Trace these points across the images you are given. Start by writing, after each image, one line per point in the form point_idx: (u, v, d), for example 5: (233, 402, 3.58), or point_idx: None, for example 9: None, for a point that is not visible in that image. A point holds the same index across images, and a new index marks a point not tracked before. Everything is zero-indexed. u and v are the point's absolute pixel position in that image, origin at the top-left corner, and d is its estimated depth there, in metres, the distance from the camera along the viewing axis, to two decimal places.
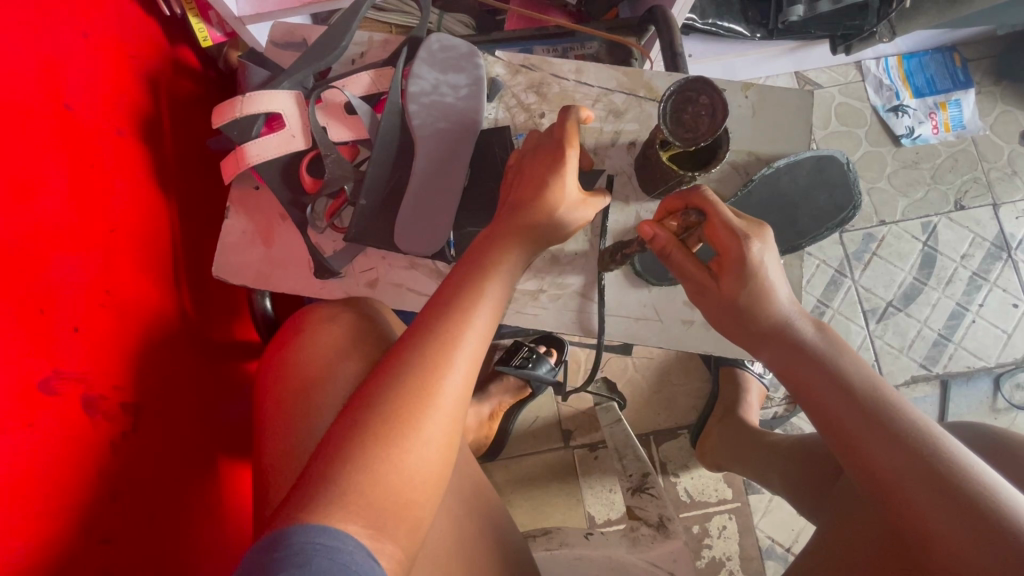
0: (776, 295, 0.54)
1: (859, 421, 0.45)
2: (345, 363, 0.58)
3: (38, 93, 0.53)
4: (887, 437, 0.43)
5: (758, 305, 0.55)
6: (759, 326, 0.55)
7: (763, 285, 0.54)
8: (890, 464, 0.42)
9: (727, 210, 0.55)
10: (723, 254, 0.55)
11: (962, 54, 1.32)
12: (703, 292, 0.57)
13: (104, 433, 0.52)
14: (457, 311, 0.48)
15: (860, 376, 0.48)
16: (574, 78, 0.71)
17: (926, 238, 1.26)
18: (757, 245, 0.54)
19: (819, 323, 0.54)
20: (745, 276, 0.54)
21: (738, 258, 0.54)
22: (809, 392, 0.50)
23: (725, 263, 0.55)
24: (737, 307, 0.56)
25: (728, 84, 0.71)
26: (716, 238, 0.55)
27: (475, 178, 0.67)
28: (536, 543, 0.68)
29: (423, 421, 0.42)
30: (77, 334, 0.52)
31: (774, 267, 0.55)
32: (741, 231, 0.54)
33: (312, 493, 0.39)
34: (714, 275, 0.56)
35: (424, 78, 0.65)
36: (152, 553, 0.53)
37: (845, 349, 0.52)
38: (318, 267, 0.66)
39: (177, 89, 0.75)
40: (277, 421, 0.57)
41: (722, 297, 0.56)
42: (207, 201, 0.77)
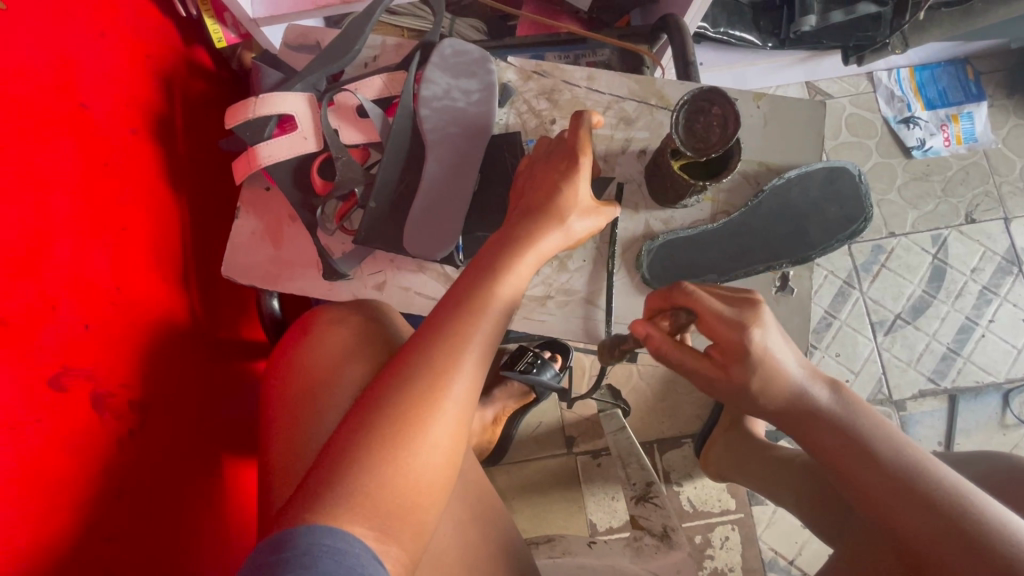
0: (785, 366, 0.51)
1: (940, 542, 0.41)
2: (353, 363, 0.58)
3: (51, 91, 0.53)
4: (981, 567, 0.38)
5: (770, 384, 0.51)
6: (774, 402, 0.51)
7: (771, 363, 0.50)
8: (912, 522, 0.42)
9: (714, 300, 0.52)
10: (723, 345, 0.51)
11: (975, 67, 1.31)
12: (714, 384, 0.54)
13: (111, 431, 0.52)
14: (467, 314, 0.48)
15: (885, 439, 0.47)
16: (586, 85, 0.71)
17: (936, 251, 1.25)
18: (758, 332, 0.50)
19: (832, 382, 0.51)
20: (750, 365, 0.50)
21: (739, 347, 0.50)
22: (867, 497, 0.45)
23: (726, 352, 0.51)
24: (747, 393, 0.52)
25: (740, 93, 0.71)
26: (713, 332, 0.51)
27: (485, 183, 0.67)
28: (539, 550, 0.68)
29: (428, 424, 0.43)
30: (87, 331, 0.52)
31: (779, 346, 0.51)
32: (736, 319, 0.50)
33: (318, 494, 0.39)
34: (718, 368, 0.52)
35: (436, 83, 0.65)
36: (156, 551, 0.53)
37: (859, 407, 0.50)
38: (326, 268, 0.66)
39: (191, 89, 0.76)
40: (284, 418, 0.57)
41: (733, 383, 0.52)
42: (218, 200, 0.77)
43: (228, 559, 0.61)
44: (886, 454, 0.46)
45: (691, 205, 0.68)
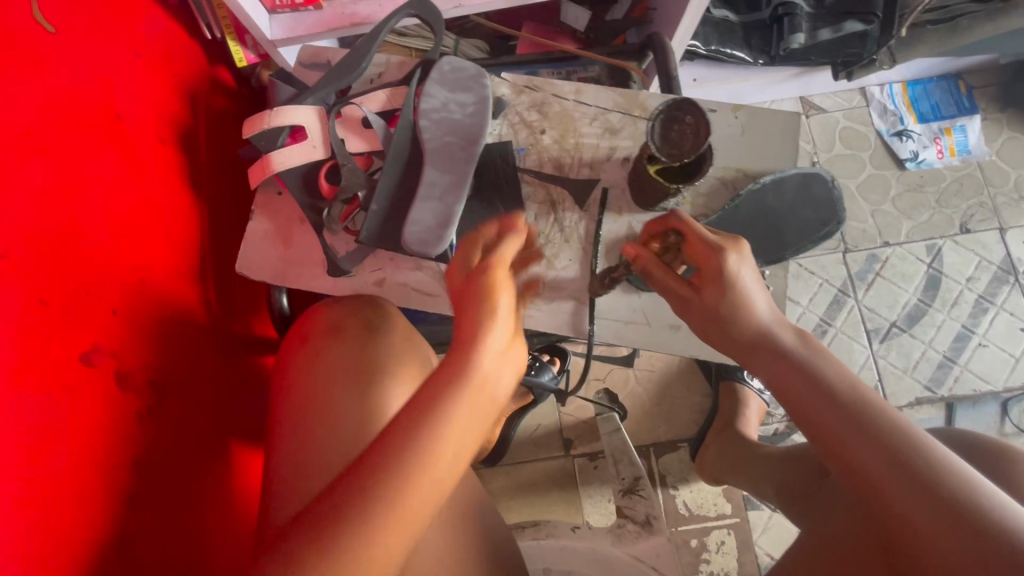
0: (754, 306, 0.57)
1: (883, 472, 0.44)
2: (349, 374, 0.63)
3: (91, 103, 0.60)
4: (914, 487, 0.43)
5: (740, 314, 0.57)
6: (743, 336, 0.57)
7: (742, 296, 0.57)
8: (860, 449, 0.46)
9: (703, 229, 0.60)
10: (702, 268, 0.59)
11: (967, 82, 1.34)
12: (687, 305, 0.61)
13: (132, 406, 0.57)
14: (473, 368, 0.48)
15: (844, 381, 0.50)
16: (574, 98, 0.77)
17: (931, 260, 1.27)
18: (733, 257, 0.58)
19: (801, 332, 0.56)
20: (724, 287, 0.57)
21: (716, 268, 0.58)
22: (819, 428, 0.49)
23: (705, 274, 0.59)
24: (720, 316, 0.58)
25: (719, 105, 0.75)
26: (696, 255, 0.60)
27: (478, 188, 0.73)
28: (523, 533, 0.70)
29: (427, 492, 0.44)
30: (114, 315, 0.57)
31: (752, 280, 0.58)
32: (717, 244, 0.58)
33: (307, 549, 0.40)
34: (696, 288, 0.60)
35: (435, 97, 0.71)
36: (167, 522, 0.57)
37: (827, 355, 0.53)
38: (330, 265, 0.72)
39: (213, 104, 0.83)
40: (289, 423, 0.61)
41: (705, 306, 0.59)
42: (234, 205, 0.83)
43: (232, 538, 0.65)
44: (842, 390, 0.50)
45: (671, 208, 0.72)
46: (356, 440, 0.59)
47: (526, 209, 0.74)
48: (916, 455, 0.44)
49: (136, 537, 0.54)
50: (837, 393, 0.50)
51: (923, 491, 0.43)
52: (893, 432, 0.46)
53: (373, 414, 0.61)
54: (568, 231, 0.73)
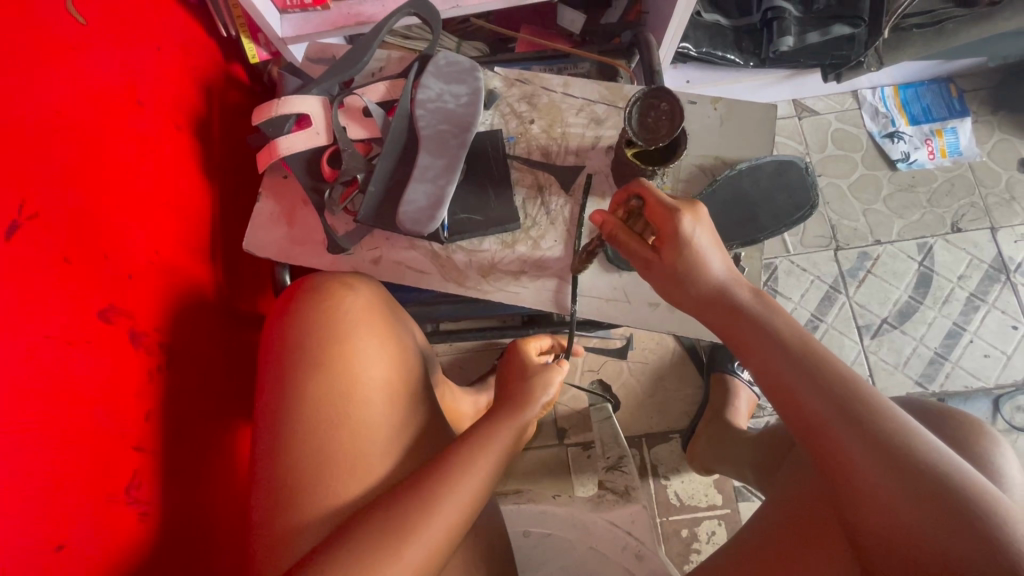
0: (709, 265, 0.61)
1: (833, 415, 0.50)
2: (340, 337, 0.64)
3: (116, 88, 0.66)
4: (858, 429, 0.49)
5: (697, 274, 0.61)
6: (700, 292, 0.61)
7: (696, 255, 0.61)
8: (811, 399, 0.51)
9: (659, 193, 0.63)
10: (660, 230, 0.62)
11: (958, 85, 1.37)
12: (649, 266, 0.64)
13: (145, 363, 0.61)
14: (508, 428, 0.64)
15: (795, 336, 0.56)
16: (562, 91, 0.81)
17: (922, 258, 1.29)
18: (688, 219, 0.61)
19: (756, 290, 0.61)
20: (681, 247, 0.61)
21: (671, 231, 0.61)
22: (778, 379, 0.54)
23: (664, 236, 0.62)
24: (677, 274, 0.62)
25: (699, 98, 0.80)
26: (654, 217, 0.63)
27: (470, 173, 0.78)
28: (506, 498, 0.74)
29: (454, 527, 0.56)
30: (129, 280, 0.62)
31: (707, 239, 0.61)
32: (673, 206, 0.62)
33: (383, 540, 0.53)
34: (656, 250, 0.63)
35: (431, 88, 0.76)
36: (173, 474, 0.61)
37: (780, 312, 0.58)
38: (330, 243, 0.77)
39: (227, 97, 0.89)
40: (272, 389, 0.63)
41: (666, 267, 0.63)
42: (243, 191, 0.89)
43: (230, 500, 0.69)
44: (795, 344, 0.55)
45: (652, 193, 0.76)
46: (335, 407, 0.61)
47: (514, 193, 0.78)
48: (856, 400, 0.50)
49: (141, 483, 0.57)
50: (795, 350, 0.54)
51: (862, 433, 0.49)
52: (841, 383, 0.51)
53: (353, 382, 0.63)
54: (554, 214, 0.77)
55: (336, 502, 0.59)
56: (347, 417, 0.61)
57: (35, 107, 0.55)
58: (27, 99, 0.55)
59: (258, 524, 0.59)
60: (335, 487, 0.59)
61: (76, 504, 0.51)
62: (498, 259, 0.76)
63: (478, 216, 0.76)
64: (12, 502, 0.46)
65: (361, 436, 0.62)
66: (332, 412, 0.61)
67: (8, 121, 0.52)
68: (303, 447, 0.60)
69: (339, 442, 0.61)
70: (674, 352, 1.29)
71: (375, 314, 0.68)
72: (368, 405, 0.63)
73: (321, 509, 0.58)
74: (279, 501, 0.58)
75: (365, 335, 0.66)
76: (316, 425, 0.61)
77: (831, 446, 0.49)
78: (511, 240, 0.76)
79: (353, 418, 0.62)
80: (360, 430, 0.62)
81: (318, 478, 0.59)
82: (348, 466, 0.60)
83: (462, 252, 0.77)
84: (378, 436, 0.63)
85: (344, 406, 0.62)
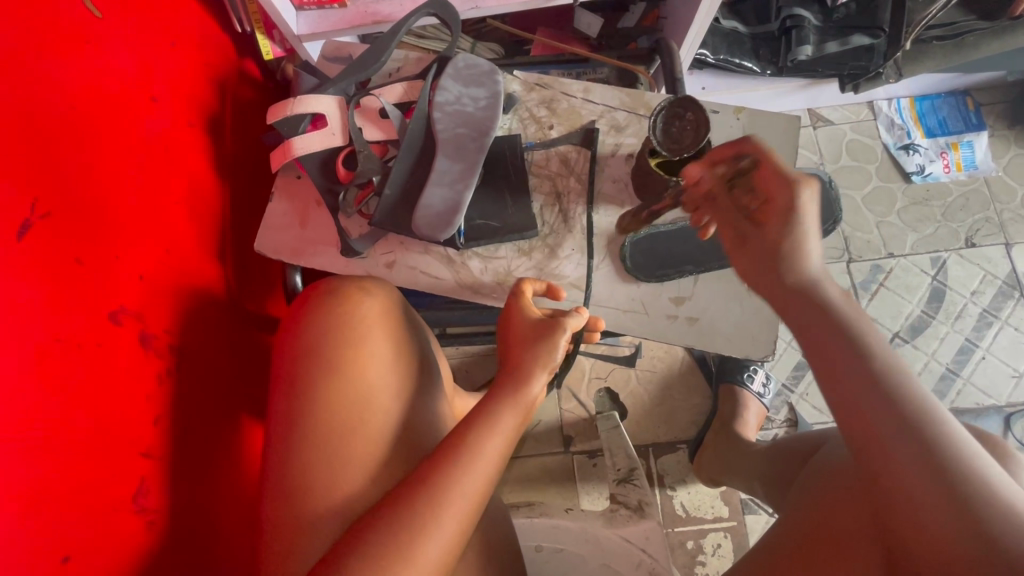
0: (809, 250, 0.54)
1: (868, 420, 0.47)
2: (351, 335, 0.63)
3: (130, 83, 0.64)
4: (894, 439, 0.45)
5: (797, 257, 0.54)
6: (792, 279, 0.53)
7: (802, 233, 0.54)
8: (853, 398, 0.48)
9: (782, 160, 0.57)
10: (771, 199, 0.57)
11: (975, 98, 1.36)
12: (748, 238, 0.58)
13: (154, 366, 0.60)
14: (505, 419, 0.59)
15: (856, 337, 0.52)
16: (582, 96, 0.80)
17: (935, 273, 1.28)
18: (805, 196, 0.55)
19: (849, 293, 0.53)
20: (791, 221, 0.55)
21: (786, 202, 0.55)
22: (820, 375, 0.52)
23: (774, 208, 0.57)
24: (778, 248, 0.55)
25: (722, 107, 0.78)
26: (769, 183, 0.57)
27: (488, 179, 0.76)
28: (517, 511, 0.75)
29: (456, 532, 0.53)
30: (141, 281, 0.61)
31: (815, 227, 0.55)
32: (794, 178, 0.55)
33: (391, 531, 0.51)
34: (757, 221, 0.58)
35: (449, 90, 0.75)
36: (180, 481, 0.60)
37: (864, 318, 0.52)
38: (344, 246, 0.75)
39: (240, 94, 0.87)
40: (283, 395, 0.61)
41: (766, 241, 0.56)
42: (254, 190, 0.88)
43: (239, 508, 0.68)
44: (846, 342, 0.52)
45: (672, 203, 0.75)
46: (347, 412, 0.60)
47: (532, 200, 0.77)
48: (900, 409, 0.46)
49: (149, 489, 0.56)
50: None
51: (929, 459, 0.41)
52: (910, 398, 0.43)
53: (366, 389, 0.61)
54: (571, 222, 0.76)
55: (346, 511, 0.57)
56: (360, 425, 0.60)
57: (51, 103, 0.54)
58: (43, 95, 0.53)
59: (267, 532, 0.57)
60: (347, 493, 0.58)
61: (80, 515, 0.49)
62: (514, 268, 0.75)
63: (494, 223, 0.75)
64: (19, 510, 0.45)
65: (373, 442, 0.60)
66: (344, 420, 0.60)
67: (22, 117, 0.51)
68: (314, 454, 0.58)
69: (351, 449, 0.59)
70: (683, 362, 1.28)
71: (389, 321, 0.67)
72: (376, 404, 0.61)
73: (332, 518, 0.56)
74: (289, 509, 0.57)
75: (375, 336, 0.64)
76: (327, 432, 0.59)
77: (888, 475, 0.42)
78: (528, 248, 0.75)
79: (366, 426, 0.60)
80: (372, 437, 0.60)
81: (327, 479, 0.58)
82: (359, 473, 0.58)
83: (478, 258, 0.76)
84: (390, 443, 0.61)
85: (356, 413, 0.60)
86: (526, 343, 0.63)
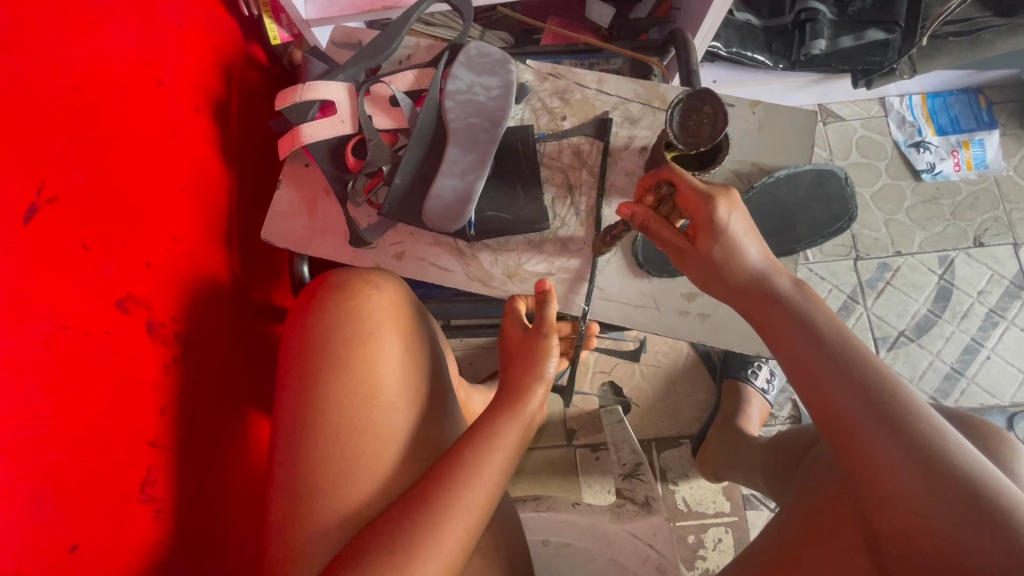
0: (746, 252, 0.60)
1: (864, 413, 0.47)
2: (361, 332, 0.63)
3: (136, 65, 0.63)
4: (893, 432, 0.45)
5: (731, 258, 0.60)
6: (737, 281, 0.60)
7: (733, 242, 0.60)
8: (843, 395, 0.48)
9: (693, 178, 0.62)
10: (694, 217, 0.61)
11: (987, 96, 1.35)
12: (684, 256, 0.63)
13: (161, 354, 0.59)
14: (511, 428, 0.61)
15: (834, 330, 0.53)
16: (596, 87, 0.79)
17: (943, 272, 1.27)
18: (723, 206, 0.59)
19: (797, 279, 0.59)
20: (717, 235, 0.60)
21: (706, 219, 0.60)
22: (810, 373, 0.51)
23: (699, 225, 0.61)
24: (713, 261, 0.61)
25: (738, 101, 0.77)
26: (687, 204, 0.62)
27: (499, 170, 0.75)
28: (525, 505, 0.76)
29: (467, 534, 0.54)
30: (147, 268, 0.60)
31: (743, 225, 0.60)
32: (706, 192, 0.60)
33: (407, 533, 0.52)
34: (689, 239, 0.62)
35: (461, 79, 0.73)
36: (187, 472, 0.59)
37: (818, 303, 0.56)
38: (353, 236, 0.74)
39: (246, 80, 0.86)
40: (292, 391, 0.61)
41: (699, 256, 0.62)
42: (260, 177, 0.86)
43: (244, 499, 0.67)
44: (832, 340, 0.52)
45: None
46: (357, 411, 0.59)
47: (544, 191, 0.76)
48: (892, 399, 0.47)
49: (156, 479, 0.55)
50: (858, 370, 0.49)
51: (904, 444, 0.44)
52: (887, 392, 0.47)
53: (376, 386, 0.61)
54: (583, 215, 0.75)
55: (354, 508, 0.57)
56: (369, 422, 0.60)
57: (57, 84, 0.53)
58: (48, 76, 0.52)
59: (273, 528, 0.57)
60: (356, 492, 0.57)
61: (87, 504, 0.49)
62: (525, 261, 0.74)
63: (506, 215, 0.74)
64: (24, 499, 0.44)
65: (382, 440, 0.60)
66: (353, 417, 0.59)
67: (28, 99, 0.50)
68: (323, 452, 0.58)
69: (360, 448, 0.59)
70: (687, 357, 1.27)
71: (399, 316, 0.66)
72: (386, 403, 0.61)
73: (340, 514, 0.56)
74: (298, 506, 0.57)
75: (385, 334, 0.64)
76: (336, 430, 0.59)
77: (864, 459, 0.46)
78: (538, 241, 0.75)
79: (375, 424, 0.60)
80: (381, 436, 0.60)
81: (338, 477, 0.57)
82: (368, 472, 0.58)
83: (489, 251, 0.75)
84: (399, 441, 0.61)
85: (365, 410, 0.60)
86: (523, 361, 0.67)
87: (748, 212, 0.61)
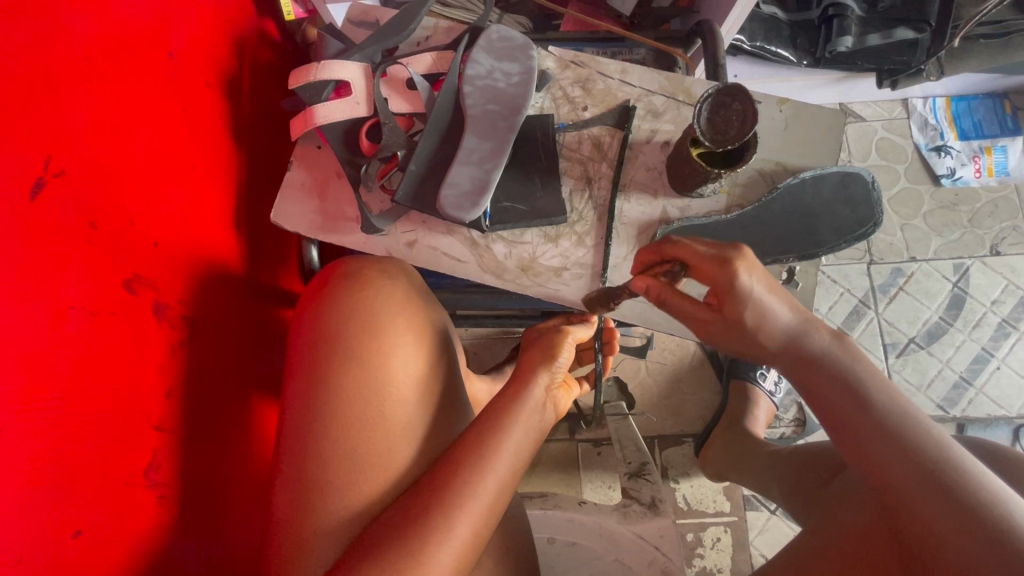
0: (777, 309, 0.56)
1: (873, 432, 0.48)
2: (373, 325, 0.61)
3: (146, 38, 0.61)
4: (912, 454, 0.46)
5: (765, 321, 0.56)
6: (773, 342, 0.56)
7: (759, 303, 0.56)
8: (861, 417, 0.49)
9: (698, 245, 0.59)
10: (714, 286, 0.57)
11: (1012, 102, 1.31)
12: (712, 323, 0.59)
13: (167, 337, 0.57)
14: (526, 418, 0.61)
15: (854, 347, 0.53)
16: (619, 78, 0.76)
17: (957, 280, 1.25)
18: (742, 270, 0.56)
19: (837, 332, 0.56)
20: (742, 300, 0.56)
21: (726, 285, 0.56)
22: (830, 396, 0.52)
23: (720, 294, 0.57)
24: (744, 326, 0.57)
25: (764, 97, 0.75)
26: (704, 276, 0.58)
27: (516, 160, 0.73)
28: (531, 502, 0.77)
29: (481, 530, 0.53)
30: (155, 247, 0.58)
31: (763, 284, 0.56)
32: (719, 258, 0.57)
33: (422, 530, 0.51)
34: (715, 308, 0.58)
35: (481, 63, 0.71)
36: (190, 459, 0.58)
37: (861, 358, 0.54)
38: (364, 222, 0.72)
39: (257, 56, 0.83)
40: (302, 383, 0.59)
41: (728, 323, 0.58)
42: (270, 158, 0.84)
43: (250, 487, 0.66)
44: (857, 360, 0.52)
45: (707, 195, 0.72)
46: (368, 403, 0.58)
47: (562, 183, 0.74)
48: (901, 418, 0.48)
49: (160, 465, 0.54)
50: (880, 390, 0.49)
51: (919, 463, 0.45)
52: (900, 413, 0.49)
53: (389, 379, 0.60)
54: (600, 210, 0.74)
55: (365, 503, 0.56)
56: (381, 417, 0.59)
57: (66, 53, 0.51)
58: (58, 46, 0.50)
59: (281, 520, 0.56)
60: (367, 487, 0.57)
61: (90, 491, 0.48)
62: (539, 254, 0.73)
63: (522, 206, 0.73)
64: (27, 483, 0.43)
65: (393, 435, 0.59)
66: (364, 412, 0.58)
67: (33, 70, 0.48)
68: (334, 446, 0.57)
69: (371, 443, 0.58)
70: (694, 356, 1.26)
71: (410, 309, 0.65)
72: (398, 395, 0.60)
73: (350, 510, 0.56)
74: (307, 501, 0.55)
75: (398, 326, 0.63)
76: (347, 424, 0.57)
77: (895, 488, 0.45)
78: (554, 233, 0.73)
79: (387, 419, 0.59)
80: (394, 429, 0.59)
81: (348, 472, 0.56)
82: (379, 466, 0.58)
83: (502, 242, 0.73)
84: (410, 435, 0.60)
85: (377, 403, 0.59)
86: (534, 360, 0.68)
87: (763, 266, 0.58)
